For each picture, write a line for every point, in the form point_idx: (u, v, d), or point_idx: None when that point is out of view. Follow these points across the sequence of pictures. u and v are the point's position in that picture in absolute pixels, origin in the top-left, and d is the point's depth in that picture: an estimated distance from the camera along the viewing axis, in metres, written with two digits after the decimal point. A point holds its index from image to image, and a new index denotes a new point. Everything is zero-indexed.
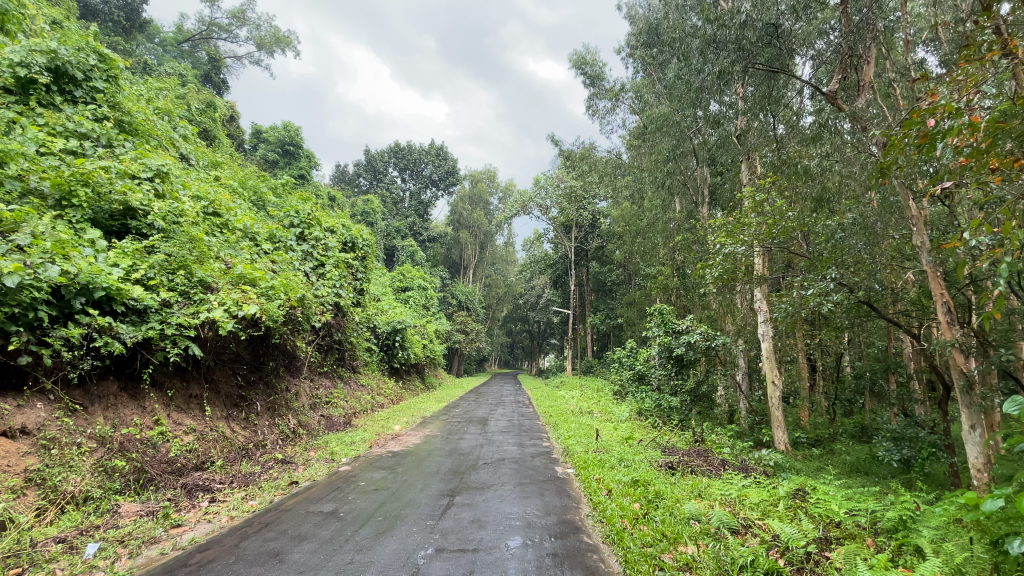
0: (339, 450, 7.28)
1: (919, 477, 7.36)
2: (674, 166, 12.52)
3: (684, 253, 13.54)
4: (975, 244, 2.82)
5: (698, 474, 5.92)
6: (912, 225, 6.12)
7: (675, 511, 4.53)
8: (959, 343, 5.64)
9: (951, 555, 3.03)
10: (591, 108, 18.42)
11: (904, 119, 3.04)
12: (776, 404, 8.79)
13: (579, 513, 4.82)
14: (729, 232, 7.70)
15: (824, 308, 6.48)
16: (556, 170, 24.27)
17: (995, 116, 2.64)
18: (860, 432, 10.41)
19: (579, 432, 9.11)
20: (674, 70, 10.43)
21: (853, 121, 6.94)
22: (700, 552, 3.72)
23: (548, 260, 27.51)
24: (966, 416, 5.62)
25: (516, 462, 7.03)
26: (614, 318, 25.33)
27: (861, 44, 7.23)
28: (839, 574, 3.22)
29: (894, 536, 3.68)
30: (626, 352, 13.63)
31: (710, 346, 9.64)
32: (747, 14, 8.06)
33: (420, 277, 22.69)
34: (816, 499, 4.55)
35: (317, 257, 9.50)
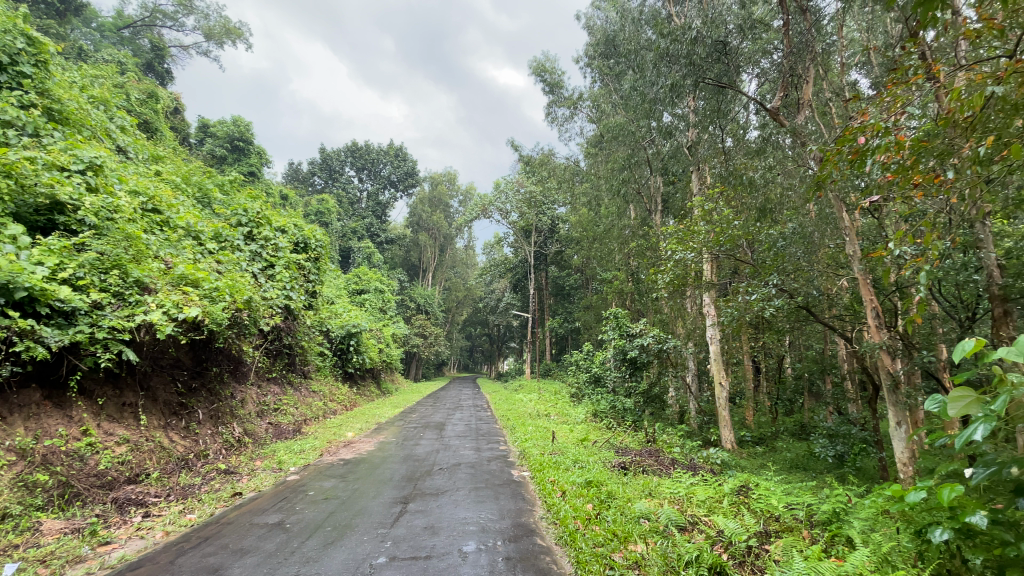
0: (287, 459, 7.00)
1: (852, 471, 7.85)
2: (629, 175, 12.93)
3: (638, 259, 13.95)
4: (900, 254, 3.03)
5: (649, 474, 6.08)
6: (845, 235, 6.55)
7: (626, 510, 4.62)
8: (886, 345, 6.06)
9: (878, 545, 3.24)
10: (550, 116, 18.72)
11: (838, 135, 3.22)
12: (723, 404, 9.16)
13: (533, 516, 4.84)
14: (679, 239, 8.00)
15: (767, 312, 6.82)
16: (516, 175, 24.50)
17: (915, 137, 2.86)
18: (799, 430, 11.02)
19: (536, 434, 9.18)
20: (630, 81, 10.75)
21: (794, 137, 7.33)
22: (649, 550, 3.81)
23: (508, 264, 27.58)
24: (893, 414, 6.05)
25: (472, 467, 6.98)
26: (572, 322, 25.72)
27: (801, 65, 7.66)
28: (777, 565, 3.40)
29: (828, 528, 3.90)
30: (582, 355, 13.88)
31: (662, 349, 10.11)
32: (697, 30, 8.36)
33: (377, 280, 22.19)
34: (758, 495, 4.76)
35: (267, 257, 9.13)
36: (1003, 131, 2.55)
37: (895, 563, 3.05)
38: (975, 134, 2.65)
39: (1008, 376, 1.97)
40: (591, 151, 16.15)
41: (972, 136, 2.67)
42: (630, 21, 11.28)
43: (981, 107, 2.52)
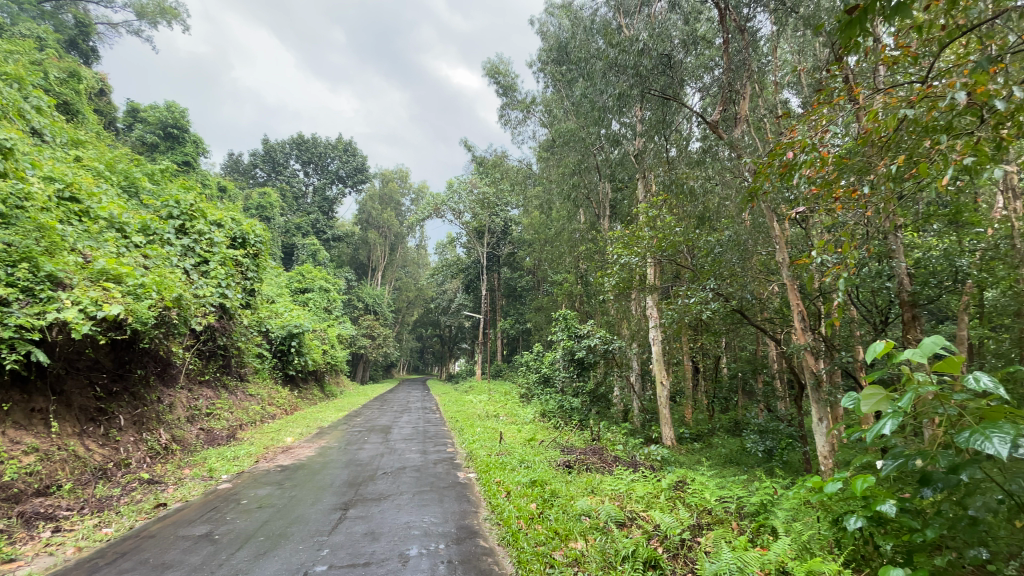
0: (219, 466, 6.61)
1: (779, 465, 8.40)
2: (579, 180, 13.24)
3: (587, 262, 14.29)
4: (823, 262, 3.26)
5: (592, 471, 6.22)
6: (776, 243, 6.99)
7: (568, 508, 4.69)
8: (810, 347, 6.48)
9: (799, 535, 3.47)
10: (503, 118, 18.80)
11: (770, 150, 3.42)
12: (665, 402, 9.53)
13: (477, 517, 4.84)
14: (625, 244, 8.25)
15: (705, 315, 7.16)
16: (469, 175, 24.42)
17: (838, 154, 3.07)
18: (733, 427, 11.66)
19: (483, 436, 9.15)
20: (581, 88, 10.99)
21: (731, 149, 7.73)
22: (588, 546, 3.88)
23: (460, 265, 27.44)
24: (816, 410, 6.50)
25: (417, 470, 6.88)
26: (523, 323, 25.96)
27: (739, 82, 8.09)
28: (707, 556, 3.57)
29: (755, 518, 4.15)
30: (532, 356, 14.03)
31: (608, 349, 10.46)
32: (644, 42, 8.63)
33: (322, 278, 21.42)
34: (693, 490, 4.98)
35: (201, 252, 8.59)
36: (913, 151, 2.79)
37: (813, 550, 3.28)
38: (889, 153, 2.90)
39: (914, 373, 2.18)
40: (543, 155, 16.34)
41: (886, 155, 2.90)
42: (582, 29, 11.54)
43: (896, 128, 2.75)
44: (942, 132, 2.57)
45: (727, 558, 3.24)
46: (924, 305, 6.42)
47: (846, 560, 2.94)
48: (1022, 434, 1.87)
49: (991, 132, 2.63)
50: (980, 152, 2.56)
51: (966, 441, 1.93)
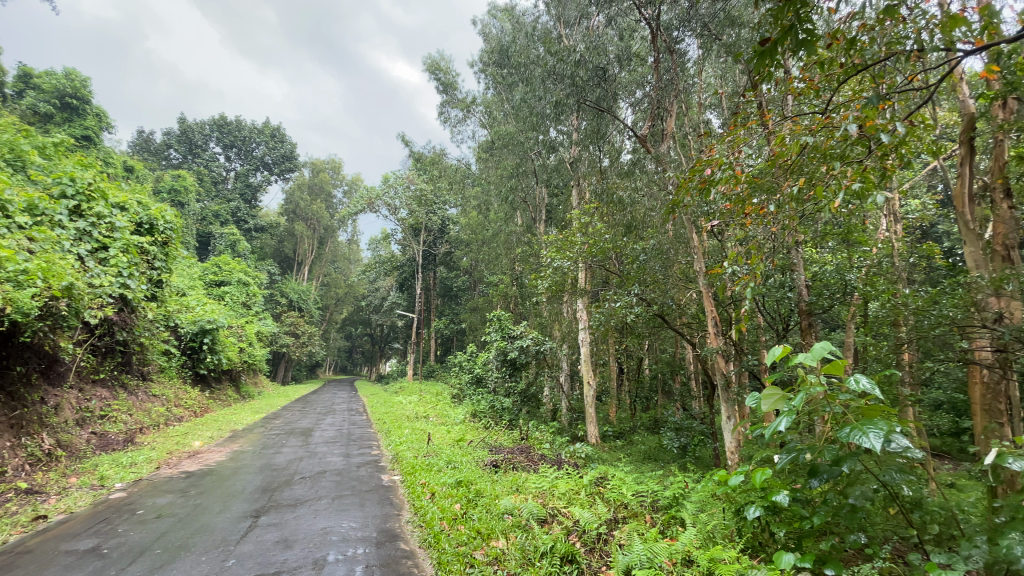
0: (113, 473, 5.98)
1: (691, 459, 9.00)
2: (516, 183, 13.41)
3: (522, 264, 14.51)
4: (734, 271, 3.51)
5: (518, 470, 6.31)
6: (694, 253, 7.44)
7: (491, 507, 4.70)
8: (722, 350, 6.94)
9: (704, 524, 3.75)
10: (442, 115, 18.60)
11: (690, 166, 3.61)
12: (591, 402, 9.90)
13: (399, 521, 4.75)
14: (558, 248, 8.46)
15: (630, 318, 7.51)
16: (406, 171, 23.85)
17: (750, 174, 3.33)
18: (653, 424, 12.33)
19: (410, 437, 8.96)
20: (521, 93, 11.16)
21: (657, 162, 8.18)
22: (510, 545, 3.91)
23: (394, 262, 26.68)
24: (725, 408, 6.97)
25: (339, 474, 6.63)
26: (458, 323, 25.84)
27: (667, 100, 8.53)
28: (622, 548, 3.76)
29: (667, 511, 4.43)
30: (465, 356, 14.01)
31: (540, 350, 10.73)
32: (581, 53, 8.91)
33: (242, 271, 20.05)
34: (612, 485, 5.21)
35: (99, 238, 7.74)
36: (813, 175, 3.09)
37: (716, 538, 3.56)
38: (793, 175, 3.17)
39: (808, 376, 2.43)
40: (482, 156, 16.35)
41: (791, 177, 3.18)
42: (523, 34, 11.69)
43: (799, 153, 3.01)
44: (837, 160, 2.87)
45: (639, 549, 3.40)
46: (819, 313, 7.13)
47: (745, 547, 3.21)
48: (892, 430, 2.13)
49: (877, 162, 2.95)
50: (865, 179, 2.87)
51: (848, 436, 2.17)
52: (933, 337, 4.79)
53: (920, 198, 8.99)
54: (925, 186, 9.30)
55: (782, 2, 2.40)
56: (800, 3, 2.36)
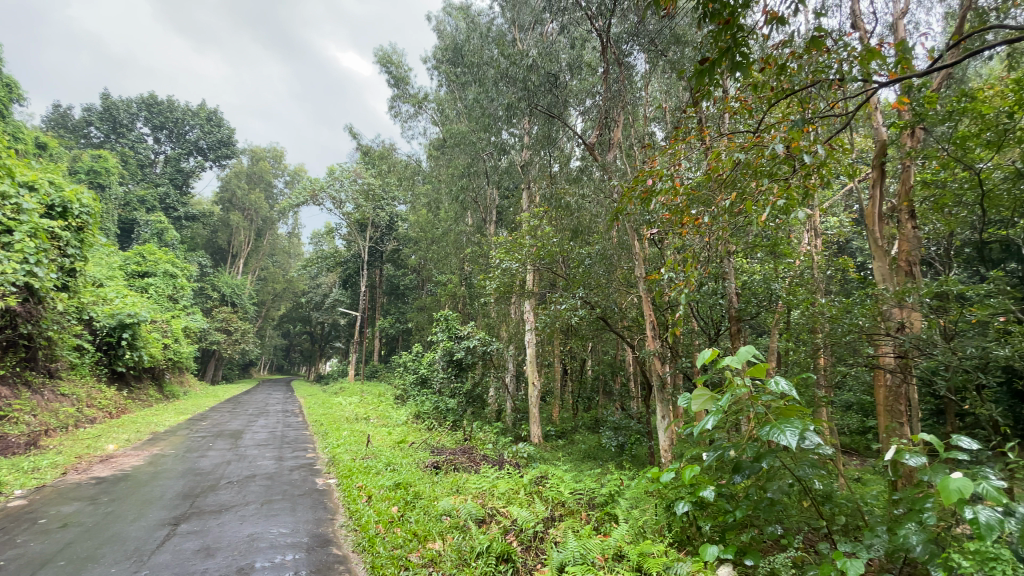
0: (11, 480, 5.40)
1: (629, 457, 9.33)
2: (467, 182, 13.35)
3: (471, 264, 14.48)
4: (670, 278, 3.66)
5: (459, 471, 6.28)
6: (636, 259, 7.71)
7: (430, 508, 4.63)
8: (659, 353, 7.22)
9: (636, 519, 3.90)
10: (393, 110, 18.19)
11: (633, 176, 3.74)
12: (535, 402, 10.02)
13: (332, 526, 4.61)
14: (507, 249, 8.50)
15: (574, 319, 7.66)
16: (354, 164, 23.15)
17: (687, 187, 3.50)
18: (594, 424, 12.67)
19: (348, 439, 8.68)
20: (474, 93, 11.16)
21: (604, 170, 8.41)
22: (446, 546, 3.88)
23: (337, 257, 25.74)
24: (660, 408, 7.27)
25: (269, 478, 6.32)
26: (403, 322, 25.38)
27: (615, 110, 8.80)
28: (557, 546, 3.83)
29: (602, 508, 4.57)
30: (410, 356, 13.77)
31: (486, 350, 10.76)
32: (533, 58, 9.03)
33: (170, 262, 18.66)
34: (551, 484, 5.30)
35: (2, 219, 6.98)
36: (745, 189, 3.28)
37: (646, 532, 3.71)
38: (727, 189, 3.36)
39: (735, 377, 2.59)
40: (433, 153, 16.14)
41: (725, 191, 3.36)
42: (478, 35, 11.70)
43: (733, 167, 3.19)
44: (766, 177, 3.07)
45: (573, 547, 3.47)
46: (747, 320, 7.59)
47: (673, 540, 3.38)
48: (806, 428, 2.33)
49: (800, 180, 3.19)
50: (790, 196, 3.09)
51: (768, 434, 2.34)
52: (844, 343, 5.22)
53: (837, 216, 9.79)
54: (842, 205, 10.15)
55: (721, 25, 2.55)
56: (737, 27, 2.52)
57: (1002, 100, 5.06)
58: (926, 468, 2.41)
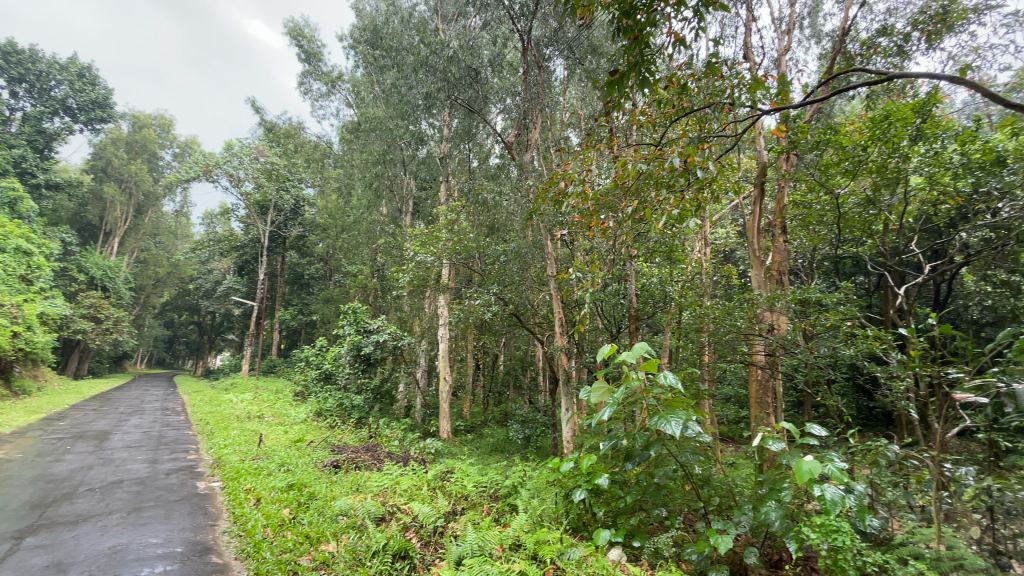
0: None
1: (534, 449, 9.66)
2: (382, 170, 12.89)
3: (384, 255, 14.02)
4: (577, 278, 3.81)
5: (361, 469, 6.07)
6: (549, 259, 7.93)
7: (325, 509, 4.43)
8: (566, 349, 7.51)
9: (534, 509, 4.00)
10: (302, 86, 17.03)
11: (548, 176, 3.83)
12: (445, 397, 9.99)
13: (213, 533, 4.27)
14: (422, 242, 8.33)
15: (487, 315, 7.75)
16: (257, 141, 21.36)
17: (597, 193, 3.64)
18: (503, 418, 12.93)
19: (238, 438, 8.00)
20: (392, 78, 10.81)
21: (521, 169, 8.54)
22: (339, 547, 3.74)
23: (233, 241, 23.59)
24: (565, 402, 7.57)
25: (140, 483, 5.67)
26: (308, 313, 23.97)
27: (533, 112, 8.96)
28: (456, 539, 3.85)
29: (504, 500, 4.67)
30: (313, 350, 13.05)
31: (397, 345, 10.55)
32: (454, 50, 8.94)
33: (23, 236, 15.92)
34: (454, 479, 5.30)
35: None
36: (646, 199, 3.50)
37: (542, 521, 3.81)
38: (632, 197, 3.56)
39: (630, 372, 2.77)
40: (347, 136, 15.37)
41: (630, 198, 3.56)
42: (399, 18, 11.34)
43: (638, 177, 3.38)
44: (665, 188, 3.30)
45: (472, 539, 3.42)
46: (645, 319, 8.16)
47: (569, 526, 3.56)
48: (690, 418, 2.56)
49: (694, 194, 3.46)
50: (684, 207, 3.34)
51: (656, 424, 2.55)
52: (725, 341, 5.81)
53: (724, 228, 10.84)
54: (729, 217, 11.25)
55: (632, 41, 2.69)
56: (645, 44, 2.67)
57: (859, 135, 5.85)
58: (784, 453, 2.76)
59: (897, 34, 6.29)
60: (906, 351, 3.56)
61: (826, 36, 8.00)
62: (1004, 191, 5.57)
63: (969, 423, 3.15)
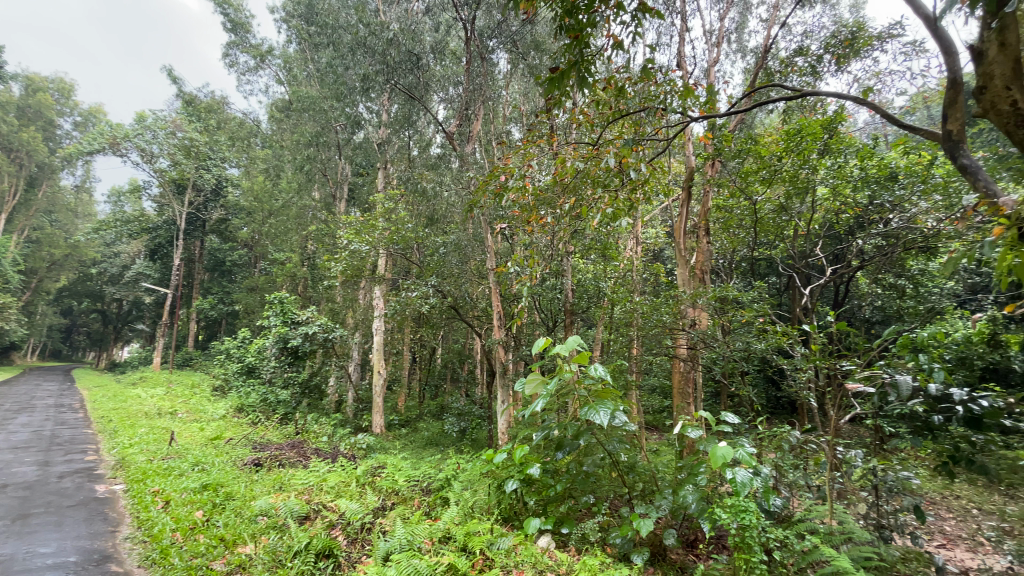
0: None
1: (468, 442, 9.70)
2: (315, 153, 12.26)
3: (316, 243, 13.41)
4: (514, 271, 3.82)
5: (285, 467, 5.81)
6: (488, 253, 7.93)
7: (243, 509, 4.20)
8: (503, 341, 7.57)
9: (466, 500, 3.97)
10: (227, 58, 15.81)
11: (488, 170, 3.82)
12: (378, 391, 9.77)
13: (112, 540, 3.92)
14: (357, 230, 8.02)
15: (423, 307, 7.65)
16: (175, 115, 19.64)
17: (536, 188, 3.67)
18: (438, 411, 12.84)
19: (145, 437, 7.36)
20: (327, 57, 10.29)
21: (461, 160, 8.44)
22: (258, 549, 3.58)
23: (145, 222, 21.62)
24: (502, 395, 7.64)
25: (26, 489, 5.09)
26: (230, 303, 22.47)
27: (474, 103, 8.89)
28: (384, 535, 3.79)
29: (436, 493, 4.64)
30: (236, 342, 12.26)
31: (328, 338, 10.21)
32: (394, 32, 8.69)
33: None
34: (386, 474, 5.19)
35: None
36: (583, 196, 3.58)
37: (473, 513, 3.80)
38: (570, 194, 3.64)
39: (563, 364, 2.87)
40: (277, 115, 14.50)
41: (568, 195, 3.63)
42: None
43: (576, 175, 3.45)
44: (600, 187, 3.40)
45: (400, 534, 3.38)
46: (580, 314, 8.38)
47: (501, 516, 3.63)
48: (616, 408, 2.70)
49: (628, 194, 3.59)
50: (618, 207, 3.47)
51: (585, 414, 2.66)
52: (652, 335, 6.11)
53: (655, 228, 11.34)
54: (659, 218, 11.80)
55: (574, 40, 2.73)
56: (586, 44, 2.72)
57: (776, 146, 6.30)
58: (702, 439, 2.95)
59: (811, 55, 6.83)
60: (809, 345, 3.90)
61: (750, 52, 8.57)
62: (894, 204, 6.24)
63: (860, 409, 3.51)
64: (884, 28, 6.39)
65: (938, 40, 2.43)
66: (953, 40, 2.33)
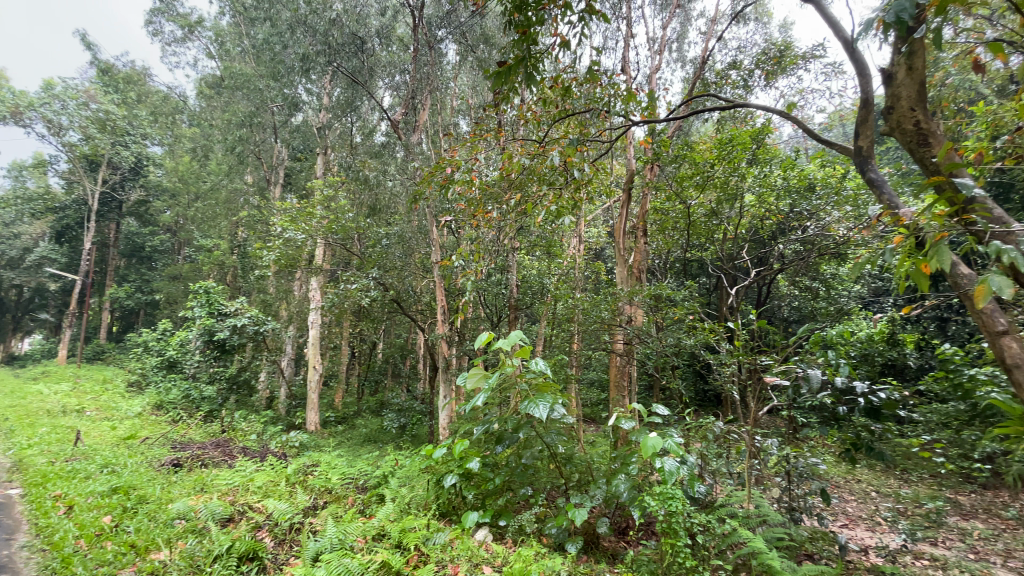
0: None
1: (408, 437, 9.58)
2: (248, 134, 11.55)
3: (247, 230, 12.68)
4: (459, 265, 3.78)
5: (208, 467, 5.49)
6: (433, 246, 7.82)
7: (158, 514, 3.93)
8: (446, 336, 7.52)
9: (401, 496, 3.94)
10: (150, 26, 14.57)
11: (434, 162, 3.76)
12: (313, 387, 9.42)
13: (4, 549, 3.56)
14: (293, 217, 7.66)
15: (363, 300, 7.44)
16: (88, 83, 17.88)
17: (482, 182, 3.65)
18: (378, 406, 12.59)
19: (47, 437, 6.71)
20: (264, 32, 9.73)
21: (407, 149, 8.27)
22: (173, 555, 3.37)
23: (50, 202, 20.02)
24: (443, 389, 7.63)
25: None
26: (149, 293, 20.78)
27: (421, 92, 8.72)
28: (314, 535, 3.68)
29: (370, 491, 4.55)
30: (154, 334, 11.38)
31: (258, 331, 9.75)
32: (337, 13, 8.38)
33: None
34: (319, 472, 5.03)
35: None
36: (528, 192, 3.60)
37: (407, 509, 3.78)
38: (516, 190, 3.65)
39: (505, 358, 2.88)
40: (207, 92, 13.54)
41: (514, 191, 3.64)
42: None
43: (522, 171, 3.47)
44: (545, 185, 3.43)
45: (331, 534, 3.29)
46: (524, 309, 8.46)
47: (437, 512, 3.61)
48: (555, 401, 2.75)
49: (572, 192, 3.66)
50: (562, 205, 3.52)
51: (526, 408, 2.70)
52: (590, 331, 6.29)
53: (598, 227, 11.64)
54: (601, 217, 12.12)
55: (522, 35, 2.73)
56: (534, 40, 2.72)
57: (710, 152, 6.63)
58: (635, 431, 3.09)
59: (744, 69, 7.25)
60: (733, 342, 4.19)
61: (689, 62, 8.98)
62: (812, 212, 6.76)
63: (776, 402, 3.81)
64: (808, 49, 6.89)
65: (855, 61, 2.63)
66: (867, 64, 2.53)
